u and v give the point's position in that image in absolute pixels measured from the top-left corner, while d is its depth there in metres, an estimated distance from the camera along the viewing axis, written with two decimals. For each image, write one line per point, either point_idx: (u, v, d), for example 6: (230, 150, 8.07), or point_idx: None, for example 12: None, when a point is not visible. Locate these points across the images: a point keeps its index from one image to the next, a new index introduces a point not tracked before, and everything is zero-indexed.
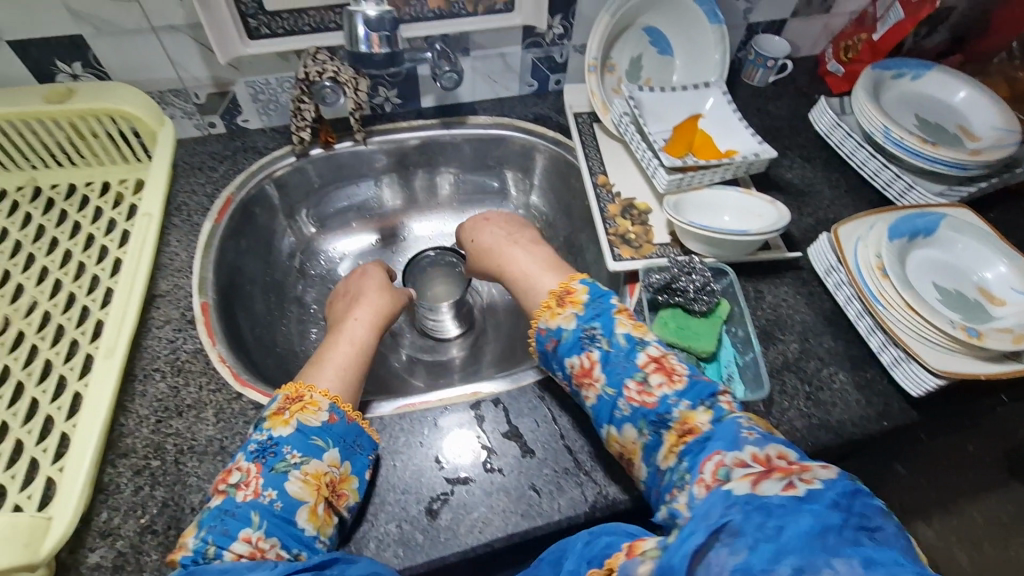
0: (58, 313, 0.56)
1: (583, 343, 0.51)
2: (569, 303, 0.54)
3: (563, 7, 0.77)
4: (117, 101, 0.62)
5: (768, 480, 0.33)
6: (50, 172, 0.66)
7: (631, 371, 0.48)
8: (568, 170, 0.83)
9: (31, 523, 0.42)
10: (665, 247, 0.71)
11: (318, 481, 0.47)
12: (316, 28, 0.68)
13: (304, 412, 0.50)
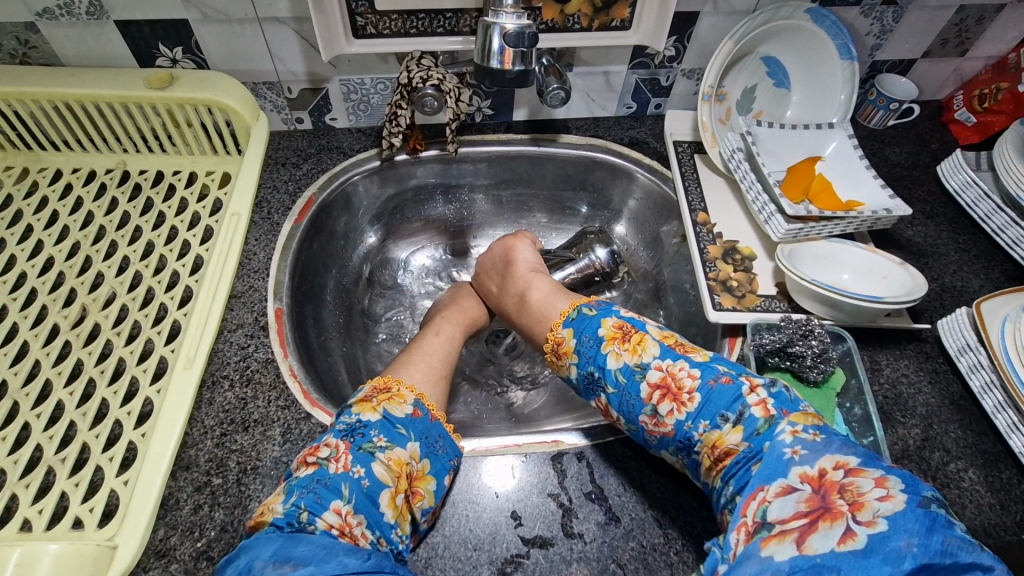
0: (135, 309, 0.56)
1: (591, 387, 0.53)
2: (563, 354, 0.55)
3: (680, 29, 0.72)
4: (217, 93, 0.62)
5: (817, 534, 0.35)
6: (140, 159, 0.67)
7: (638, 408, 0.49)
8: (662, 202, 0.77)
9: (97, 551, 0.42)
10: (771, 300, 0.64)
11: (400, 469, 0.45)
12: (424, 31, 0.65)
13: (390, 402, 0.48)
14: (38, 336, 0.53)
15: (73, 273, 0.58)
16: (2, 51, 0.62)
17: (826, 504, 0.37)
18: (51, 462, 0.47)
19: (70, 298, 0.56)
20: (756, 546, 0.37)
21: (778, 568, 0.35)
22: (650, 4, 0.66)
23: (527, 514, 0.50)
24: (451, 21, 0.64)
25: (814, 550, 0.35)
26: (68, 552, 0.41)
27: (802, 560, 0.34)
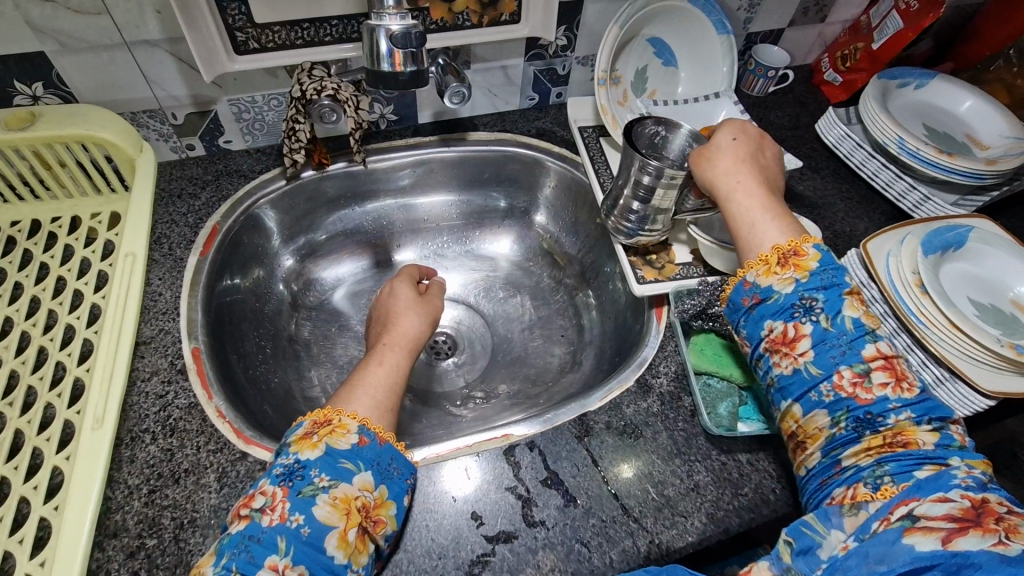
0: (26, 373, 0.50)
1: (796, 312, 0.46)
2: (793, 266, 0.47)
3: (568, 18, 0.74)
4: (89, 127, 0.58)
5: (967, 537, 0.33)
6: (10, 209, 0.61)
7: (848, 360, 0.44)
8: (576, 187, 0.79)
9: None
10: (689, 267, 0.67)
11: (347, 505, 0.43)
12: (310, 41, 0.63)
13: (332, 436, 0.46)
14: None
15: None
16: None
17: (982, 519, 0.34)
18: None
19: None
20: (896, 532, 0.35)
21: (913, 557, 0.33)
22: None
23: (487, 512, 0.50)
24: (337, 27, 0.63)
25: (960, 549, 0.32)
26: None
27: (944, 555, 0.32)
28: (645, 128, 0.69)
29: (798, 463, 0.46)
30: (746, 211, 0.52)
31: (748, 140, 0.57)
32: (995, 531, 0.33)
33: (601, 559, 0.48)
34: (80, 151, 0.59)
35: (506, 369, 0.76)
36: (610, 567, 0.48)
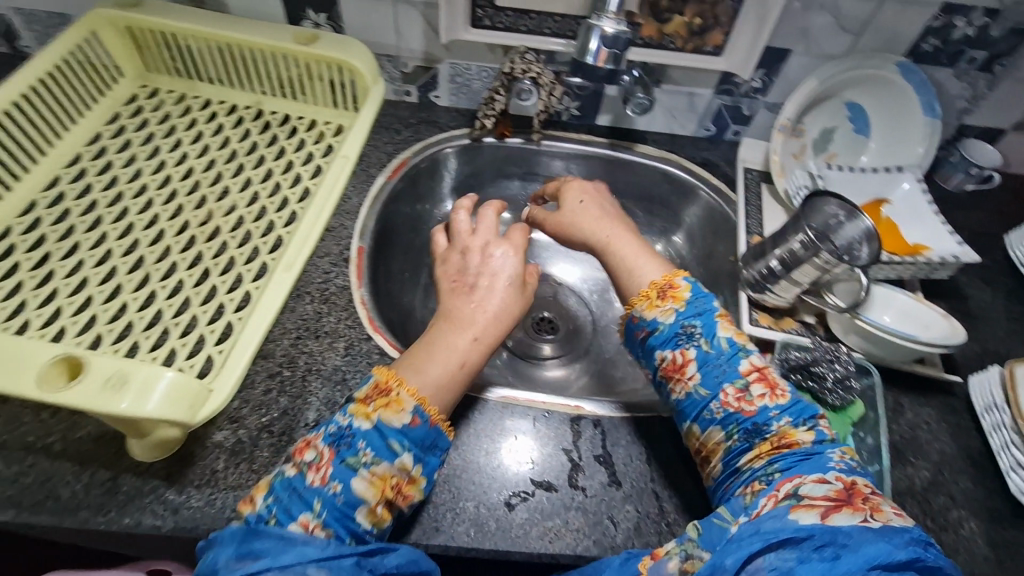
0: (250, 221, 0.66)
1: (681, 339, 0.52)
2: (671, 298, 0.54)
3: (768, 63, 0.76)
4: (350, 56, 0.72)
5: (841, 514, 0.39)
6: (274, 101, 0.78)
7: (729, 377, 0.50)
8: (721, 221, 0.82)
9: (198, 392, 0.48)
10: (807, 328, 0.67)
11: (384, 482, 0.47)
12: (532, 30, 0.73)
13: (386, 411, 0.49)
14: (172, 226, 0.64)
15: (207, 182, 0.69)
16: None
17: (852, 498, 0.40)
18: (166, 326, 0.57)
19: (201, 203, 0.67)
20: (784, 510, 0.40)
21: (799, 529, 0.38)
22: (743, 35, 0.71)
23: (539, 461, 0.56)
24: (558, 24, 0.72)
25: (834, 523, 0.38)
26: (174, 388, 0.45)
27: (823, 530, 0.38)
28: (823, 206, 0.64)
29: (707, 475, 0.51)
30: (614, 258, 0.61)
31: (591, 197, 0.68)
32: (863, 512, 0.39)
33: (624, 541, 0.52)
34: (337, 72, 0.75)
35: (597, 363, 0.81)
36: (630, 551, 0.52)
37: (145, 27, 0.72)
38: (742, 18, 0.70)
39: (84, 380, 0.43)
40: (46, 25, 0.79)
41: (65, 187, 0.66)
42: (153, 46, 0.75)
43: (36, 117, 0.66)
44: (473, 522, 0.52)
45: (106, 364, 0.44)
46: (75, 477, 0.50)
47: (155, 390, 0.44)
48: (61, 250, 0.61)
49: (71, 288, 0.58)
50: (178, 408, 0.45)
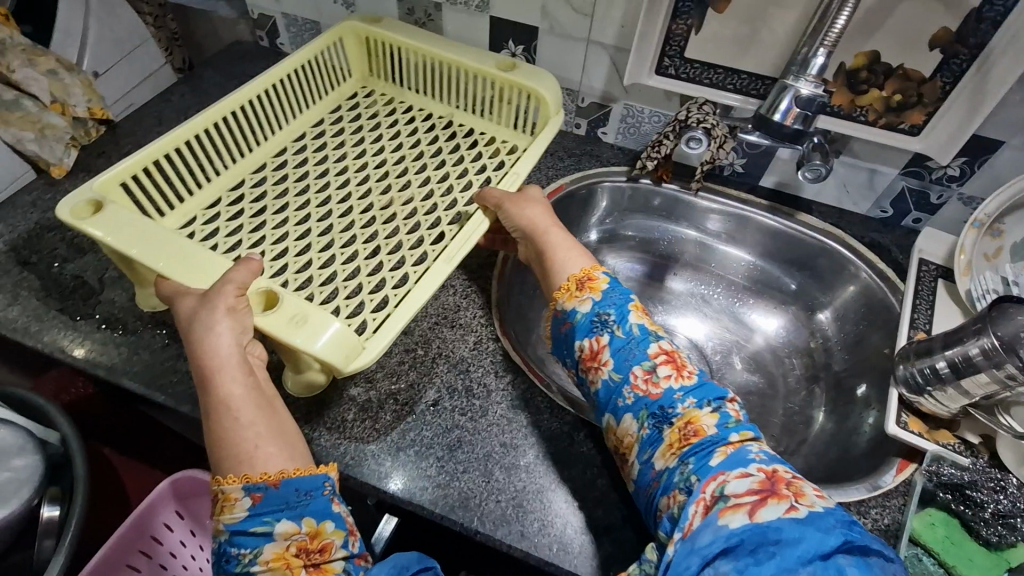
0: (422, 214, 0.73)
1: (595, 327, 0.55)
2: (588, 288, 0.57)
3: (974, 152, 0.70)
4: (541, 86, 0.78)
5: (767, 509, 0.40)
6: (465, 115, 0.87)
7: (638, 360, 0.52)
8: (881, 310, 0.75)
9: (354, 343, 0.53)
10: (968, 447, 0.59)
11: (284, 559, 0.43)
12: (715, 84, 0.74)
13: (224, 513, 0.44)
14: (359, 206, 0.74)
15: (395, 174, 0.79)
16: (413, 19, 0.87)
17: (775, 487, 0.42)
18: (337, 286, 0.65)
19: (386, 190, 0.77)
20: (712, 516, 0.41)
21: (732, 533, 0.39)
22: (949, 118, 0.66)
23: (635, 501, 0.56)
24: (742, 81, 0.73)
25: (762, 520, 0.39)
26: (340, 335, 0.52)
27: (754, 531, 0.39)
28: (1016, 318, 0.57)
29: (629, 477, 0.51)
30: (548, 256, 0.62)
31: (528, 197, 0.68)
32: (786, 498, 0.41)
33: None
34: (527, 100, 0.81)
35: None
36: None
37: (381, 40, 0.85)
38: (952, 101, 0.65)
39: (276, 312, 0.52)
40: (301, 29, 0.97)
41: (289, 156, 0.80)
42: (382, 57, 0.88)
43: (284, 98, 0.80)
44: (557, 538, 0.54)
45: (293, 304, 0.53)
46: None
47: (323, 332, 0.51)
48: (274, 205, 0.74)
49: (274, 237, 0.70)
50: (337, 355, 0.52)
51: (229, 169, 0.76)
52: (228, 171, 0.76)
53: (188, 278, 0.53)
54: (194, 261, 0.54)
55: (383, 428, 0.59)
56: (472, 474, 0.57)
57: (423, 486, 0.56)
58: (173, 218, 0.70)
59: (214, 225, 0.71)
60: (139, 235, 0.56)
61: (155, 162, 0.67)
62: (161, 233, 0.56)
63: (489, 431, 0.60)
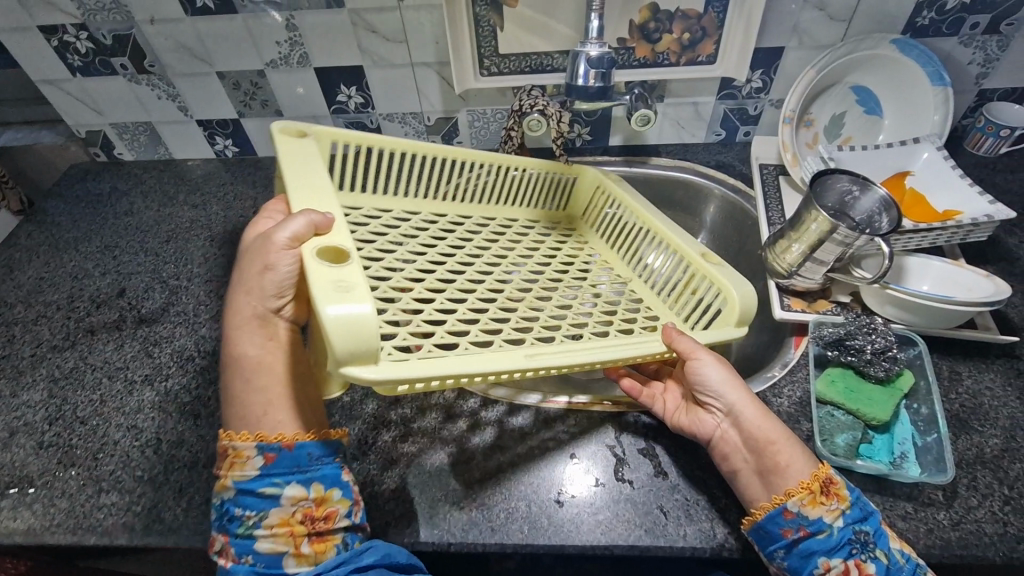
0: (537, 325, 0.58)
1: (852, 548, 0.46)
2: (835, 495, 0.48)
3: (765, 63, 0.80)
4: (731, 285, 0.59)
5: None
6: (653, 300, 0.68)
7: (848, 553, 0.46)
8: (744, 218, 0.84)
9: (366, 348, 0.41)
10: (843, 307, 0.67)
11: (287, 529, 0.46)
12: (535, 70, 0.80)
13: (234, 468, 0.46)
14: (483, 289, 0.62)
15: (534, 296, 0.63)
16: (241, 92, 0.87)
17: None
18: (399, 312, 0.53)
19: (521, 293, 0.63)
20: None
21: None
22: (734, 40, 0.75)
23: (586, 459, 0.59)
24: (558, 60, 0.79)
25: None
26: (346, 316, 0.40)
27: None
28: (835, 183, 0.64)
29: None
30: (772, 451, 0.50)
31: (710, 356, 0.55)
32: None
33: (676, 529, 0.53)
34: (714, 300, 0.62)
35: None
36: (683, 538, 0.53)
37: (608, 189, 0.77)
38: (730, 24, 0.74)
39: (342, 269, 0.43)
40: (134, 133, 0.94)
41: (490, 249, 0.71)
42: (621, 233, 0.76)
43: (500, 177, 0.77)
44: (525, 519, 0.54)
45: (356, 276, 0.44)
46: (176, 502, 0.57)
47: (348, 304, 0.41)
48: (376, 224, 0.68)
49: (384, 263, 0.60)
50: (341, 340, 0.40)
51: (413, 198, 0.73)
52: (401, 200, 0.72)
53: (303, 203, 0.50)
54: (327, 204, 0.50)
55: None
56: (429, 491, 0.56)
57: (386, 521, 0.54)
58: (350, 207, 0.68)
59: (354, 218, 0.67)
60: (291, 163, 0.54)
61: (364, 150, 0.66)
62: (314, 173, 0.54)
63: (433, 446, 0.60)
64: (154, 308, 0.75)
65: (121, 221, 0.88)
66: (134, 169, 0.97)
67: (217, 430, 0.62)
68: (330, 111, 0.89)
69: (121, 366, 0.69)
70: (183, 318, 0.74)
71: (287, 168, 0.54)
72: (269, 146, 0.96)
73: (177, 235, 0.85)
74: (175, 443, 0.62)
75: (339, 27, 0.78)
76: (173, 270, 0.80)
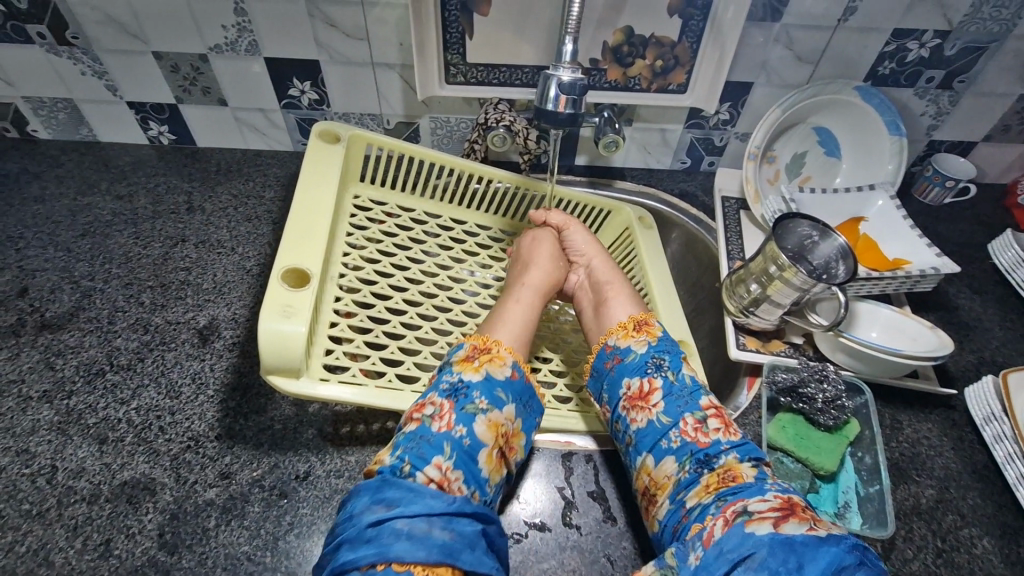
0: None
1: (649, 369, 0.56)
2: (644, 332, 0.59)
3: (733, 96, 0.80)
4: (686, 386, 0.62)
5: (791, 524, 0.42)
6: None
7: (690, 408, 0.52)
8: (704, 249, 0.84)
9: (292, 363, 0.52)
10: (795, 348, 0.67)
11: (496, 429, 0.50)
12: (503, 82, 0.76)
13: (491, 364, 0.53)
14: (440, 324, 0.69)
15: None
16: (179, 76, 0.79)
17: (794, 507, 0.43)
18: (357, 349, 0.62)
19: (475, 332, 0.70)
20: (740, 526, 0.42)
21: (759, 539, 0.41)
22: (705, 72, 0.75)
23: (533, 500, 0.56)
24: (528, 75, 0.76)
25: (787, 533, 0.41)
26: (270, 336, 0.51)
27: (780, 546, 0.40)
28: (797, 227, 0.64)
29: (653, 517, 0.50)
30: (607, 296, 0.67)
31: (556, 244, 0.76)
32: (806, 520, 0.42)
33: None
34: None
35: None
36: None
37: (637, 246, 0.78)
38: (702, 56, 0.73)
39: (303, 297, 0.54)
40: (52, 109, 0.84)
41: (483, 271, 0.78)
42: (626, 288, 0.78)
43: (523, 201, 0.81)
44: None
45: (302, 299, 0.54)
46: (68, 543, 0.50)
47: (289, 322, 0.52)
48: (393, 223, 0.77)
49: (377, 267, 0.71)
50: (268, 352, 0.51)
51: (433, 201, 0.81)
52: (425, 201, 0.81)
53: (296, 220, 0.61)
54: (304, 239, 0.59)
55: (253, 525, 0.52)
56: None
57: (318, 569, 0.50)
58: (359, 190, 0.78)
59: (366, 229, 0.75)
60: (311, 180, 0.65)
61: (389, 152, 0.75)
62: (322, 201, 0.63)
63: None
64: (60, 312, 0.67)
65: (28, 209, 0.78)
66: (49, 148, 0.87)
67: (125, 458, 0.56)
68: (280, 105, 0.83)
69: (14, 379, 0.60)
70: (94, 326, 0.66)
71: (304, 180, 0.65)
72: (210, 136, 0.88)
73: (96, 230, 0.76)
74: (74, 473, 0.54)
75: (294, 19, 0.72)
76: (87, 270, 0.71)
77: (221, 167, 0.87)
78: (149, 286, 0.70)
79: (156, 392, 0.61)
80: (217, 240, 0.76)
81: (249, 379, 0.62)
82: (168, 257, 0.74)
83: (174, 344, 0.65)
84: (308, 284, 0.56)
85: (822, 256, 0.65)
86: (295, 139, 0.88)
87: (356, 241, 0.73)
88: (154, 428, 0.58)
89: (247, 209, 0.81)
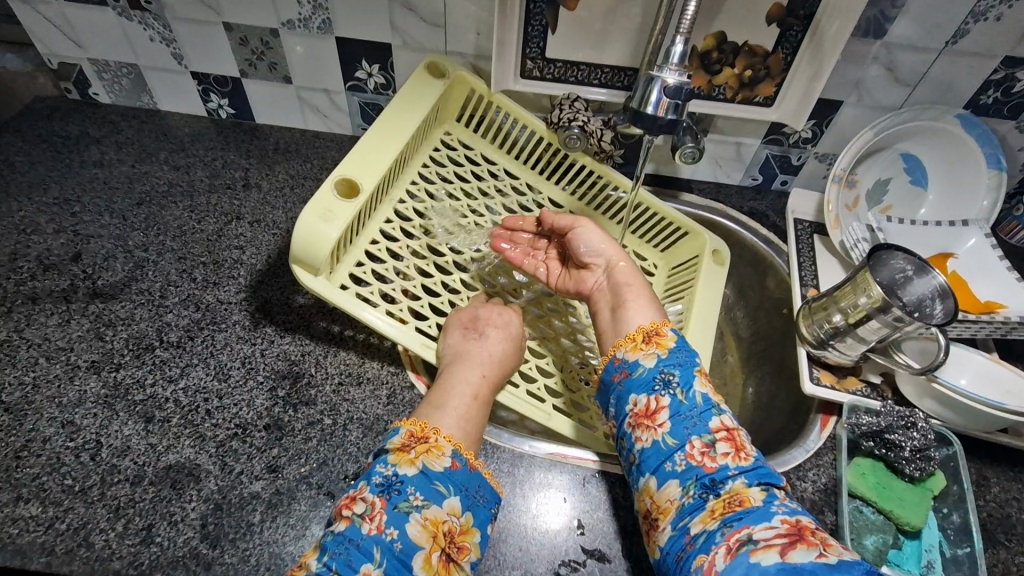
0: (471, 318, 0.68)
1: (656, 385, 0.51)
2: (655, 343, 0.54)
3: (819, 114, 0.75)
4: None
5: (798, 550, 0.39)
6: None
7: (698, 429, 0.48)
8: (771, 272, 0.80)
9: (317, 265, 0.55)
10: (873, 388, 0.63)
11: (436, 528, 0.42)
12: (580, 80, 0.73)
13: (428, 454, 0.45)
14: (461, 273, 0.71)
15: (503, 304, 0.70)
16: (247, 49, 0.77)
17: (802, 531, 0.40)
18: (382, 270, 0.65)
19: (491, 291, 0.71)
20: (745, 556, 0.40)
21: (766, 573, 0.38)
22: (795, 87, 0.70)
23: (591, 526, 0.53)
24: (607, 75, 0.72)
25: (795, 562, 0.38)
26: (308, 237, 0.54)
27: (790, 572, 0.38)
28: (890, 260, 0.60)
29: (654, 545, 0.46)
30: (630, 296, 0.61)
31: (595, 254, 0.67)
32: (816, 545, 0.39)
33: None
34: None
35: None
36: None
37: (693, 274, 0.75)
38: (795, 68, 0.69)
39: (352, 209, 0.56)
40: (116, 74, 0.83)
41: None
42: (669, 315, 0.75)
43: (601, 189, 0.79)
44: None
45: (344, 208, 0.55)
46: (110, 525, 0.49)
47: (325, 225, 0.54)
48: (470, 169, 0.79)
49: (436, 206, 0.74)
50: (298, 244, 0.54)
51: (517, 162, 0.81)
52: (510, 159, 0.81)
53: (373, 133, 0.62)
54: (376, 156, 0.60)
55: (299, 525, 0.50)
56: None
57: None
58: (453, 127, 0.79)
59: (446, 168, 0.77)
60: (403, 105, 0.65)
61: (487, 101, 0.75)
62: (405, 122, 0.64)
63: None
64: (113, 281, 0.65)
65: (86, 173, 0.77)
66: (109, 114, 0.86)
67: (171, 440, 0.53)
68: (346, 87, 0.81)
69: (63, 347, 0.59)
70: (145, 299, 0.64)
71: (398, 99, 0.66)
72: (270, 113, 0.86)
73: (151, 199, 0.75)
74: (119, 451, 0.52)
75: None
76: (141, 240, 0.70)
77: (278, 146, 0.85)
78: (202, 263, 0.68)
79: (204, 373, 0.58)
80: (272, 220, 0.74)
81: (300, 368, 0.60)
82: (222, 233, 0.72)
83: (224, 325, 0.63)
84: (360, 196, 0.57)
85: (916, 294, 0.61)
86: (355, 123, 0.86)
87: (429, 174, 0.75)
88: (202, 412, 0.56)
89: (304, 191, 0.79)
